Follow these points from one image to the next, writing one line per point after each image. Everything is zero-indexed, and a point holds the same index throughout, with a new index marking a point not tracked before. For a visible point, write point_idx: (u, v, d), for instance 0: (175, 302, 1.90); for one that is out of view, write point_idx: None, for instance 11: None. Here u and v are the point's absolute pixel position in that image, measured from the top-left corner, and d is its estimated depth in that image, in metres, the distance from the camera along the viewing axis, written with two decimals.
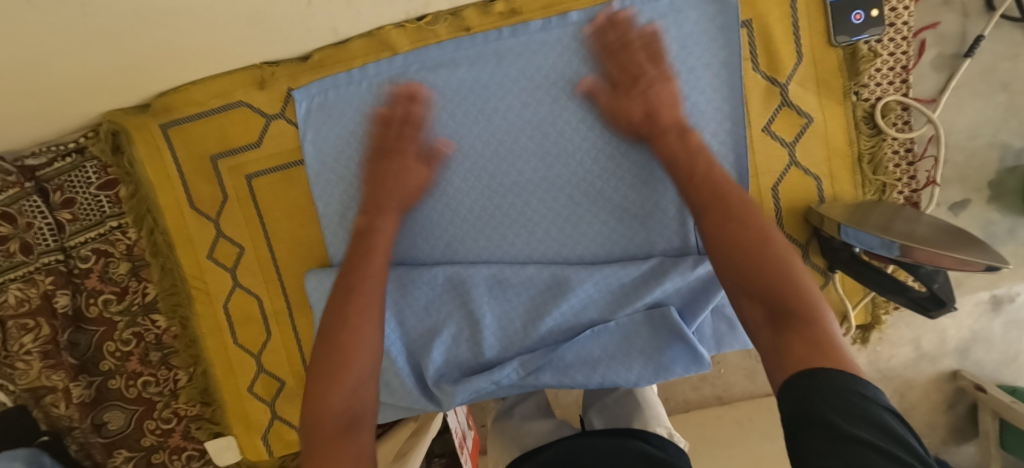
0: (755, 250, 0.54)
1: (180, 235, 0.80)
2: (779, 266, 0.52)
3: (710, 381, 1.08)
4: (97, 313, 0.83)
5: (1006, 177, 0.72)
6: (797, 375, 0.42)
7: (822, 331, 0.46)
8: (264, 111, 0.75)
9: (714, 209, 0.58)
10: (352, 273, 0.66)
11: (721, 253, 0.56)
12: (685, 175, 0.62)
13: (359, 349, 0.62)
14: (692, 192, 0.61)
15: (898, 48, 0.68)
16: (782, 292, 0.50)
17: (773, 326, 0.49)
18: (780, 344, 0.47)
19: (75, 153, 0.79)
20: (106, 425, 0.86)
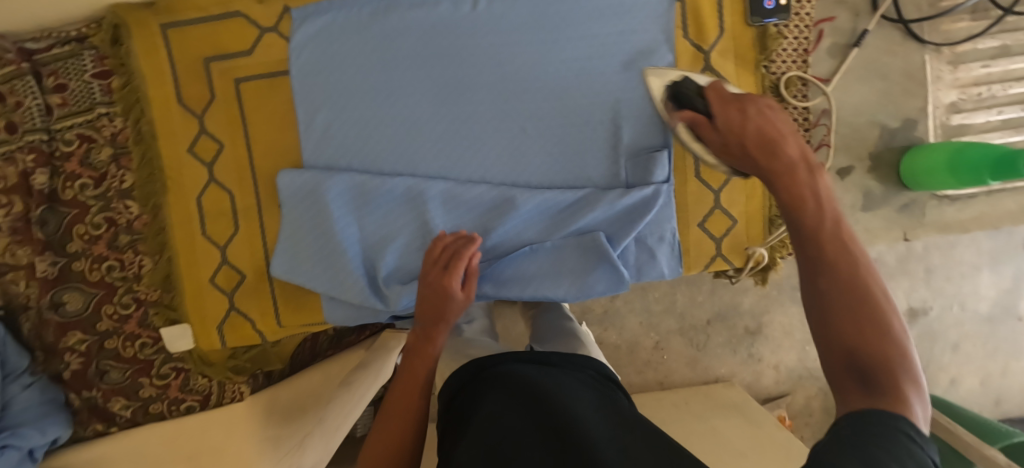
0: (862, 319, 0.44)
1: (163, 127, 0.86)
2: (877, 308, 0.44)
3: (655, 367, 1.34)
4: (71, 196, 0.88)
5: (884, 151, 0.86)
6: (865, 418, 0.38)
7: (913, 406, 0.39)
8: (259, 24, 0.84)
9: (830, 256, 0.48)
10: (417, 345, 0.72)
11: (826, 325, 0.45)
12: (808, 226, 0.50)
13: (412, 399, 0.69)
14: (811, 245, 0.49)
15: (801, 34, 0.83)
16: (869, 340, 0.43)
17: (855, 383, 0.41)
18: (864, 398, 0.40)
19: (75, 42, 0.85)
20: (63, 305, 0.89)
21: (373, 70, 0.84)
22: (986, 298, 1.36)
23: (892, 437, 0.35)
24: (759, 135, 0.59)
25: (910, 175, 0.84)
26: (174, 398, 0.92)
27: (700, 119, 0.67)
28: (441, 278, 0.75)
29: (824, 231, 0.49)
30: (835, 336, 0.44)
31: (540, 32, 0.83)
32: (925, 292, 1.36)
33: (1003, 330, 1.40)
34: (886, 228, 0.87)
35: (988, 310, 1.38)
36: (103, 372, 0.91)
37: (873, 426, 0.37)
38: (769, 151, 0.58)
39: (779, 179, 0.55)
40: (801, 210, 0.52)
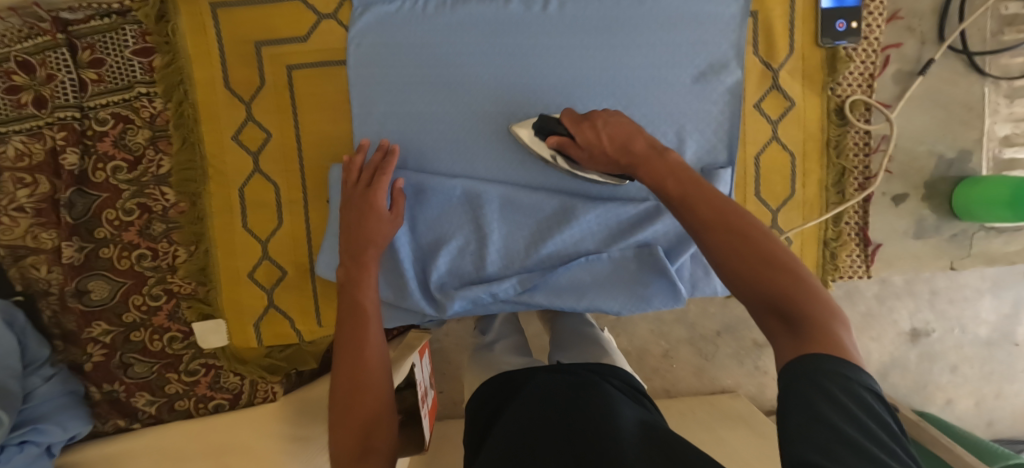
0: (760, 263, 0.48)
1: (207, 111, 0.82)
2: (784, 265, 0.47)
3: (662, 375, 1.30)
4: (102, 179, 0.83)
5: (939, 181, 0.87)
6: (791, 365, 0.40)
7: (838, 339, 0.42)
8: (317, 9, 0.80)
9: (720, 225, 0.51)
10: (349, 284, 0.73)
11: (733, 277, 0.49)
12: (677, 196, 0.56)
13: (365, 345, 0.69)
14: (690, 214, 0.54)
15: (868, 58, 0.83)
16: (786, 293, 0.46)
17: (786, 332, 0.44)
18: (794, 344, 0.42)
19: (117, 15, 0.80)
20: (88, 293, 0.84)
21: (436, 66, 0.81)
22: (987, 323, 1.26)
23: (800, 379, 0.38)
24: (623, 142, 0.65)
25: (964, 205, 0.85)
26: (202, 395, 0.88)
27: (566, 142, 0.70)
28: (368, 197, 0.75)
29: (712, 211, 0.53)
30: (757, 297, 0.47)
31: (610, 38, 0.81)
32: (927, 314, 1.27)
33: (1000, 354, 1.29)
34: (936, 256, 0.89)
35: (988, 335, 1.27)
36: (126, 366, 0.87)
37: (792, 378, 0.39)
38: (634, 159, 0.62)
39: (665, 180, 0.58)
40: (687, 197, 0.55)
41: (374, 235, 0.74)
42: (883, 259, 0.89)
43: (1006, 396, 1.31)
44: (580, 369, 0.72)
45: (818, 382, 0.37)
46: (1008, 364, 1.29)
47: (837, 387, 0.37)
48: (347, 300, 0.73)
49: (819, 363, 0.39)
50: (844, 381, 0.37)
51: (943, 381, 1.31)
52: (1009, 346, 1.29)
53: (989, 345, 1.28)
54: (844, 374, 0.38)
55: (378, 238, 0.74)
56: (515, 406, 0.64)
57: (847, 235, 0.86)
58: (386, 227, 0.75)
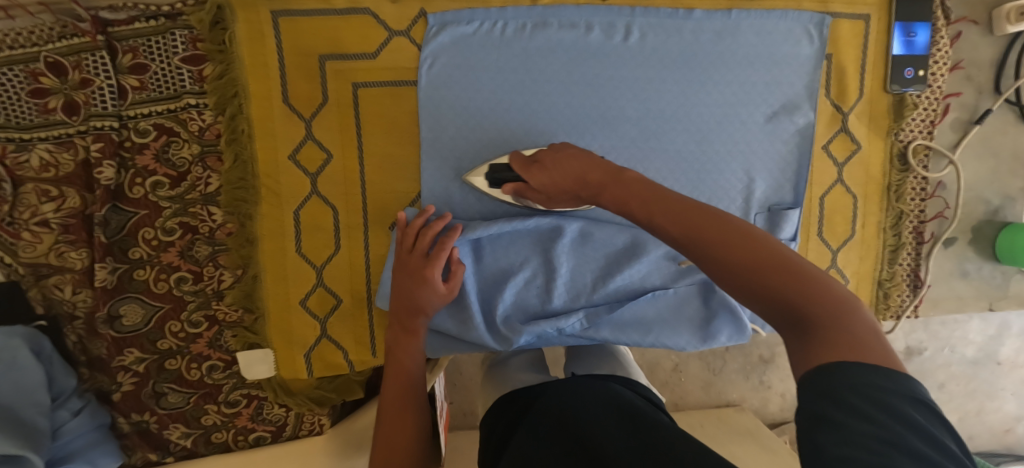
0: (750, 266, 0.44)
1: (264, 127, 0.76)
2: (780, 265, 0.43)
3: (671, 387, 1.27)
4: (140, 195, 0.76)
5: (984, 226, 0.91)
6: (806, 383, 0.36)
7: (851, 335, 0.38)
8: (389, 26, 0.76)
9: (698, 234, 0.47)
10: (394, 347, 0.72)
11: (728, 284, 0.45)
12: (650, 209, 0.52)
13: (407, 410, 0.69)
14: (665, 227, 0.50)
15: (930, 106, 0.85)
16: (787, 295, 0.41)
17: (796, 336, 0.40)
18: (807, 355, 0.38)
19: (165, 18, 0.73)
20: (120, 318, 0.78)
21: (513, 92, 0.78)
22: (975, 343, 1.32)
23: (815, 395, 0.35)
24: (575, 175, 0.62)
25: (1009, 253, 0.88)
26: (242, 427, 0.83)
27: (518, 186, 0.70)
28: (421, 265, 0.70)
29: (691, 221, 0.48)
30: (761, 304, 0.43)
31: (688, 72, 0.81)
32: (922, 334, 1.32)
33: (984, 373, 1.35)
34: (976, 298, 0.93)
35: (974, 354, 1.33)
36: (159, 395, 0.81)
37: (805, 399, 0.35)
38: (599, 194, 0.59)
39: (633, 199, 0.54)
40: (659, 209, 0.51)
41: (425, 303, 0.70)
42: (931, 299, 0.92)
43: (986, 412, 1.38)
44: (562, 392, 0.69)
45: (839, 397, 0.33)
46: (990, 382, 1.36)
47: (864, 398, 0.33)
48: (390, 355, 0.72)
49: (837, 376, 0.35)
50: (873, 392, 0.33)
51: (931, 398, 1.37)
52: (992, 365, 1.35)
53: (974, 364, 1.34)
54: (867, 378, 0.34)
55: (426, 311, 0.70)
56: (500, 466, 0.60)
57: (899, 276, 0.88)
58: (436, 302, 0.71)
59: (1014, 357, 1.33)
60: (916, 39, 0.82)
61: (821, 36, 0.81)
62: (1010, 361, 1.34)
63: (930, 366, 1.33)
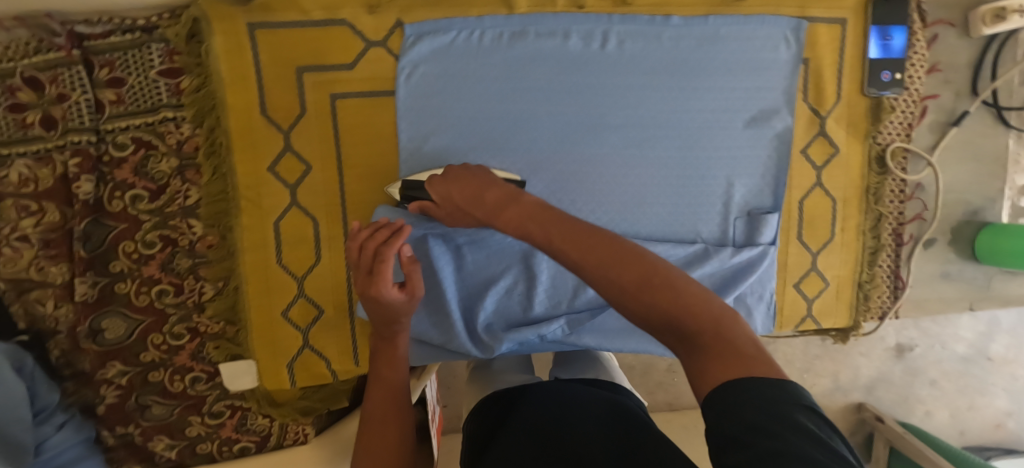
0: (637, 287, 0.44)
1: (243, 140, 0.76)
2: (662, 278, 0.44)
3: (666, 388, 1.31)
4: (120, 209, 0.76)
5: (964, 226, 0.91)
6: (712, 402, 0.37)
7: (733, 345, 0.39)
8: (366, 36, 0.75)
9: (585, 257, 0.46)
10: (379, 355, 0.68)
11: (620, 305, 0.45)
12: (536, 231, 0.50)
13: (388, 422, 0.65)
14: (552, 249, 0.48)
15: (908, 108, 0.85)
16: (673, 309, 0.42)
17: (687, 350, 0.41)
18: (703, 371, 0.39)
19: (141, 31, 0.73)
20: (102, 332, 0.78)
21: (493, 101, 0.78)
22: (965, 340, 1.33)
23: (721, 413, 0.35)
24: (472, 195, 0.59)
25: (989, 253, 0.88)
26: (226, 438, 0.83)
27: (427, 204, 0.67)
28: (369, 290, 0.59)
29: (573, 242, 0.47)
30: (651, 322, 0.43)
31: (668, 80, 0.80)
32: (914, 332, 1.33)
33: (975, 370, 1.35)
34: (958, 298, 0.93)
35: (964, 351, 1.34)
36: (144, 408, 0.81)
37: (715, 419, 0.36)
38: (495, 212, 0.55)
39: (517, 219, 0.52)
40: (542, 232, 0.50)
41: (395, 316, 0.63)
42: (913, 301, 0.92)
43: (978, 408, 1.38)
44: (547, 390, 0.70)
45: (736, 413, 0.34)
46: (981, 378, 1.36)
47: (756, 410, 0.34)
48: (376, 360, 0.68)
49: (737, 393, 0.36)
50: (770, 403, 0.34)
51: (924, 395, 1.37)
52: (983, 362, 1.36)
53: (965, 361, 1.35)
54: (774, 394, 0.35)
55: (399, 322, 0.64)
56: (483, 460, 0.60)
57: (879, 278, 0.89)
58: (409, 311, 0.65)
59: (1005, 354, 1.33)
60: (893, 42, 0.82)
61: (799, 41, 0.81)
62: (1002, 357, 1.35)
63: (922, 363, 1.34)
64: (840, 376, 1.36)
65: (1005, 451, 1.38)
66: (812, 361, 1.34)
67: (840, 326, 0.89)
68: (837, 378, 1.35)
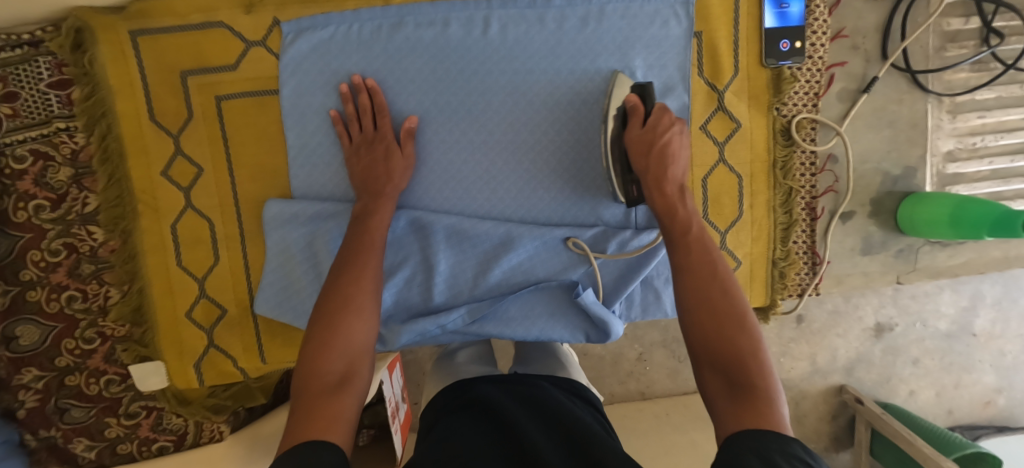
0: (727, 320, 0.55)
1: (134, 146, 0.77)
2: (746, 335, 0.54)
3: (636, 377, 1.24)
4: (24, 219, 0.79)
5: (884, 198, 0.88)
6: (745, 436, 0.45)
7: (775, 412, 0.48)
8: (246, 37, 0.77)
9: (701, 274, 0.58)
10: (345, 273, 0.65)
11: (695, 326, 0.56)
12: (679, 230, 0.63)
13: (356, 318, 0.61)
14: (680, 250, 0.61)
15: (813, 77, 0.83)
16: (743, 361, 0.52)
17: (730, 396, 0.51)
18: (737, 414, 0.48)
19: (28, 46, 0.75)
20: (16, 339, 0.81)
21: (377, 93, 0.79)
22: (947, 316, 1.27)
23: (749, 450, 0.42)
24: (665, 150, 0.68)
25: (909, 222, 0.86)
26: (144, 437, 0.86)
27: (642, 111, 0.71)
28: (379, 140, 0.76)
29: (700, 263, 0.59)
30: (715, 360, 0.54)
31: (555, 63, 0.80)
32: (891, 310, 1.27)
33: (959, 346, 1.29)
34: (883, 272, 0.90)
35: (947, 328, 1.28)
36: (63, 411, 0.84)
37: (742, 450, 0.43)
38: (660, 183, 0.67)
39: (673, 215, 0.64)
40: (683, 238, 0.62)
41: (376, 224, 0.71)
42: (833, 277, 0.90)
43: (965, 385, 1.32)
44: (484, 389, 0.68)
45: (767, 454, 0.41)
46: (966, 355, 1.30)
47: (783, 458, 0.41)
48: (341, 271, 0.65)
49: (774, 442, 0.43)
50: (794, 458, 0.41)
51: (906, 374, 1.32)
52: (967, 337, 1.30)
53: (948, 338, 1.29)
54: (804, 456, 0.41)
55: (378, 230, 0.70)
56: (423, 446, 0.58)
57: (795, 254, 0.86)
58: (384, 220, 0.72)
59: (990, 329, 1.28)
60: (789, 9, 0.80)
61: (687, 16, 0.79)
62: (986, 332, 1.29)
63: (902, 342, 1.28)
64: (817, 358, 1.30)
65: (996, 428, 1.32)
66: (786, 343, 1.29)
67: (757, 306, 0.87)
68: (815, 361, 1.29)
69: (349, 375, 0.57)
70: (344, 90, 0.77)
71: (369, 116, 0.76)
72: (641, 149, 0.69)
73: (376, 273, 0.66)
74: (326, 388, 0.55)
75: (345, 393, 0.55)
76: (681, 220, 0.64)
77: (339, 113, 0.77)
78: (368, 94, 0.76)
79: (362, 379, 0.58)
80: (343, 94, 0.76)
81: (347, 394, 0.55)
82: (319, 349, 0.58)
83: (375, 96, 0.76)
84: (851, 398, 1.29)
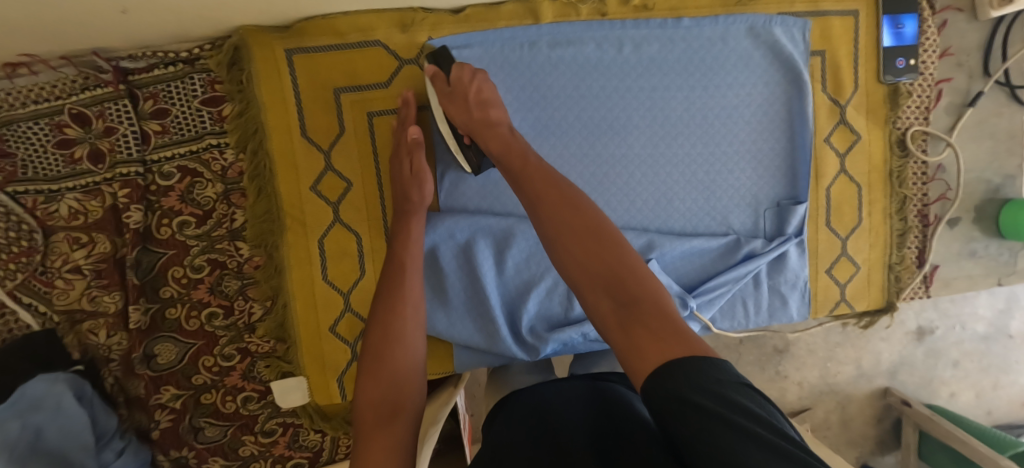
0: (588, 236, 0.51)
1: (284, 161, 0.78)
2: (602, 253, 0.50)
3: None
4: (168, 235, 0.78)
5: (986, 204, 0.94)
6: (662, 375, 0.39)
7: (665, 322, 0.44)
8: (400, 55, 0.78)
9: (548, 201, 0.54)
10: (388, 292, 0.65)
11: (565, 262, 0.51)
12: (520, 165, 0.59)
13: (404, 343, 0.62)
14: (528, 182, 0.56)
15: (924, 92, 0.88)
16: (621, 279, 0.48)
17: (618, 319, 0.47)
18: (636, 347, 0.44)
19: (183, 63, 0.76)
20: (155, 358, 0.80)
21: (523, 108, 0.80)
22: (985, 319, 1.32)
23: (674, 404, 0.37)
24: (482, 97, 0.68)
25: (1011, 227, 0.91)
26: (279, 455, 0.86)
27: (440, 76, 0.72)
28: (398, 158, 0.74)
29: (545, 185, 0.55)
30: (596, 287, 0.49)
31: (689, 79, 0.83)
32: (932, 313, 1.31)
33: (996, 347, 1.34)
34: (986, 274, 0.95)
35: (984, 330, 1.33)
36: (197, 430, 0.83)
37: (664, 402, 0.38)
38: (487, 130, 0.65)
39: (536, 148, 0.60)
40: (529, 167, 0.58)
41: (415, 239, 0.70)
42: (941, 279, 0.94)
43: (1002, 386, 1.37)
44: (528, 392, 0.63)
45: (687, 399, 0.37)
46: (1002, 356, 1.35)
47: (699, 393, 0.37)
48: (386, 291, 0.65)
49: (688, 373, 0.38)
50: (711, 384, 0.38)
51: (947, 376, 1.36)
52: (1003, 339, 1.36)
53: (986, 339, 1.34)
54: (718, 376, 0.38)
55: (414, 247, 0.69)
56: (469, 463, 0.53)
57: (908, 259, 0.91)
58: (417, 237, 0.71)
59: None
60: (904, 29, 0.85)
61: (805, 39, 0.84)
62: (1021, 333, 1.35)
63: (943, 345, 1.32)
64: (861, 362, 1.33)
65: None
66: (833, 349, 1.31)
67: (875, 308, 0.91)
68: (860, 365, 1.32)
69: (401, 401, 0.58)
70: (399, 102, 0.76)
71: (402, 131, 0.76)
72: (456, 107, 0.69)
73: (418, 293, 0.66)
74: (379, 417, 0.56)
75: (398, 420, 0.56)
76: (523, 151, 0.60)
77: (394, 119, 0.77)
78: (408, 109, 0.75)
79: (412, 405, 0.58)
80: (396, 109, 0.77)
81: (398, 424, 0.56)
82: (368, 379, 0.59)
83: (407, 110, 0.75)
84: (896, 401, 1.32)
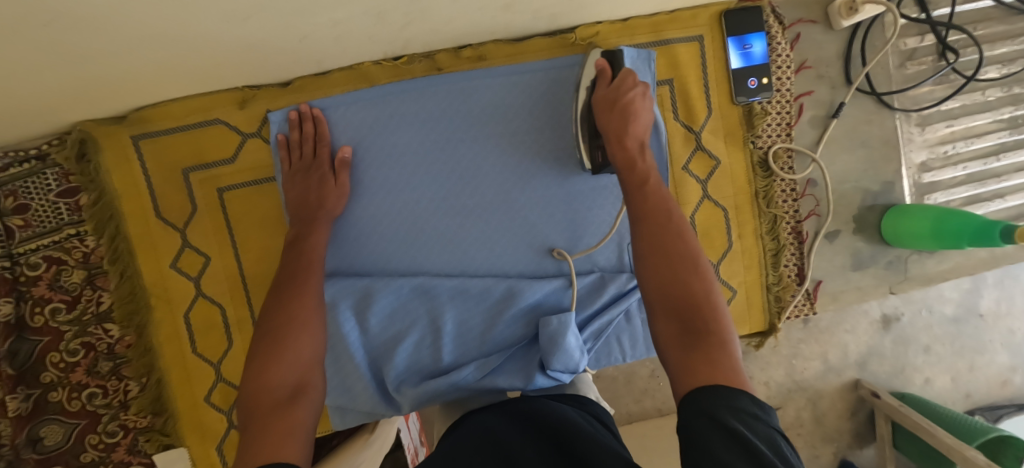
0: (677, 259, 0.57)
1: (143, 243, 0.81)
2: (689, 279, 0.56)
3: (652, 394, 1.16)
4: (42, 323, 0.81)
5: (867, 213, 0.91)
6: (706, 390, 0.46)
7: (725, 354, 0.50)
8: (242, 130, 0.80)
9: (654, 221, 0.60)
10: (286, 288, 0.69)
11: (650, 275, 0.57)
12: (637, 182, 0.64)
13: (308, 325, 0.66)
14: (637, 198, 0.62)
15: (784, 109, 0.87)
16: (696, 307, 0.54)
17: (681, 341, 0.52)
18: (690, 365, 0.49)
19: (36, 160, 0.78)
20: (40, 440, 0.83)
21: (371, 168, 0.81)
22: (951, 300, 1.22)
23: (706, 418, 0.43)
24: (626, 107, 0.71)
25: (894, 236, 0.89)
26: None
27: (609, 74, 0.74)
28: (300, 175, 0.77)
29: (654, 206, 0.61)
30: (668, 306, 0.55)
31: (535, 121, 0.83)
32: (895, 299, 1.21)
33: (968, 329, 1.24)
34: (876, 285, 0.93)
35: (953, 312, 1.22)
36: None
37: (697, 412, 0.44)
38: (619, 139, 0.69)
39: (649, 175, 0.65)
40: (643, 186, 0.64)
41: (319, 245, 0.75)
42: (829, 294, 0.92)
43: (979, 367, 1.26)
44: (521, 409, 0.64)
45: (721, 420, 0.42)
46: (976, 337, 1.25)
47: (735, 419, 0.42)
48: (290, 275, 0.71)
49: (726, 402, 0.44)
50: (746, 417, 0.42)
51: (919, 362, 1.25)
52: (974, 319, 1.24)
53: (955, 322, 1.24)
54: (757, 411, 0.43)
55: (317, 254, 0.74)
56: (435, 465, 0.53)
57: (787, 277, 0.90)
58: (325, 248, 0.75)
59: (996, 308, 1.22)
60: (752, 49, 0.83)
61: (650, 70, 0.81)
62: (992, 312, 1.24)
63: (911, 332, 1.22)
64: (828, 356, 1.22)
65: (1017, 407, 1.25)
66: (795, 345, 1.22)
67: (758, 331, 0.91)
68: (827, 360, 1.22)
69: (302, 386, 0.61)
70: (292, 115, 0.78)
71: (311, 146, 0.78)
72: (605, 107, 0.71)
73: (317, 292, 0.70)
74: (278, 402, 0.58)
75: (297, 404, 0.59)
76: (639, 171, 0.66)
77: (286, 135, 0.79)
78: (314, 125, 0.78)
79: (312, 394, 0.61)
80: (292, 120, 0.78)
81: (298, 407, 0.58)
82: (267, 362, 0.61)
83: (311, 124, 0.78)
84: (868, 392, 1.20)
